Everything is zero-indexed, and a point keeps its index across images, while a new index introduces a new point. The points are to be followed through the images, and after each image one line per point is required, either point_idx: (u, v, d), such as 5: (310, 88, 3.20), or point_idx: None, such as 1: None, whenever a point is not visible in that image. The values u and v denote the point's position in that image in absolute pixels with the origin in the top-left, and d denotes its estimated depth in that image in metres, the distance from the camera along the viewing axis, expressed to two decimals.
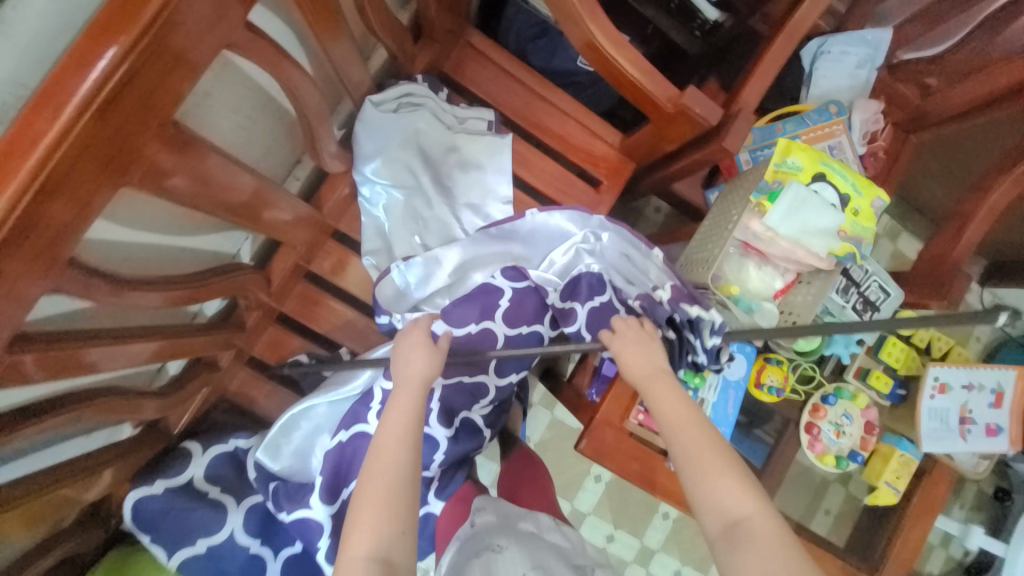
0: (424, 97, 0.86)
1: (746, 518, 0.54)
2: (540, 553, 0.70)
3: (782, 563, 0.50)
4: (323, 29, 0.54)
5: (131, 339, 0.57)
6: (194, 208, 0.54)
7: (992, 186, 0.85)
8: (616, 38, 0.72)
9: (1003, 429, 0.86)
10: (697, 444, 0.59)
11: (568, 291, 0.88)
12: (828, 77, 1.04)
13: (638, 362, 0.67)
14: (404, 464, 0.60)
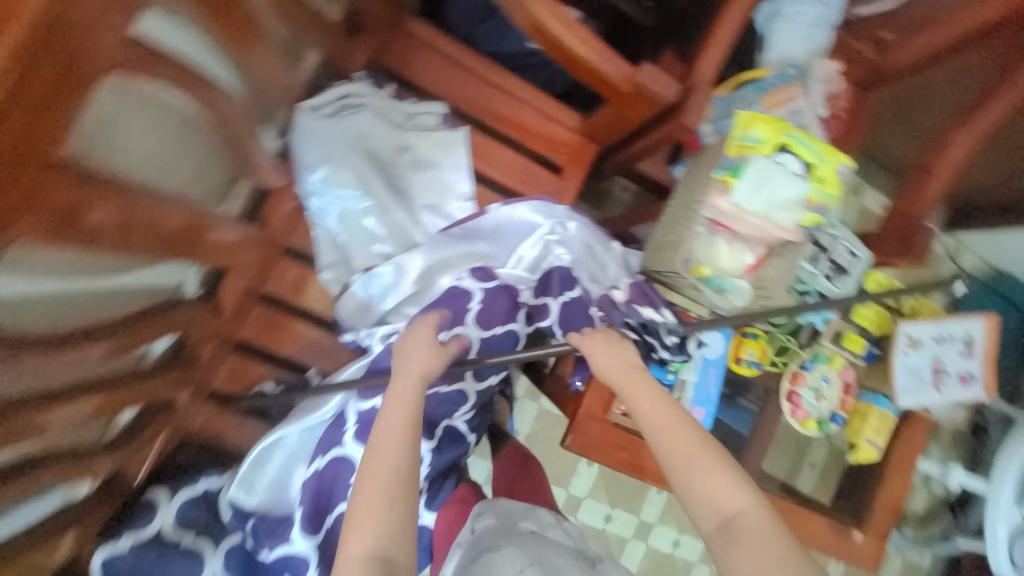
0: (366, 96, 0.82)
1: (737, 514, 0.55)
2: (542, 548, 0.67)
3: (779, 553, 0.51)
4: (236, 34, 0.49)
5: (73, 395, 0.55)
6: (125, 240, 0.49)
7: (953, 137, 0.90)
8: (563, 17, 0.68)
9: (976, 376, 0.89)
10: (679, 441, 0.59)
11: (537, 287, 0.86)
12: (783, 39, 1.01)
13: (608, 361, 0.68)
14: (404, 472, 0.57)
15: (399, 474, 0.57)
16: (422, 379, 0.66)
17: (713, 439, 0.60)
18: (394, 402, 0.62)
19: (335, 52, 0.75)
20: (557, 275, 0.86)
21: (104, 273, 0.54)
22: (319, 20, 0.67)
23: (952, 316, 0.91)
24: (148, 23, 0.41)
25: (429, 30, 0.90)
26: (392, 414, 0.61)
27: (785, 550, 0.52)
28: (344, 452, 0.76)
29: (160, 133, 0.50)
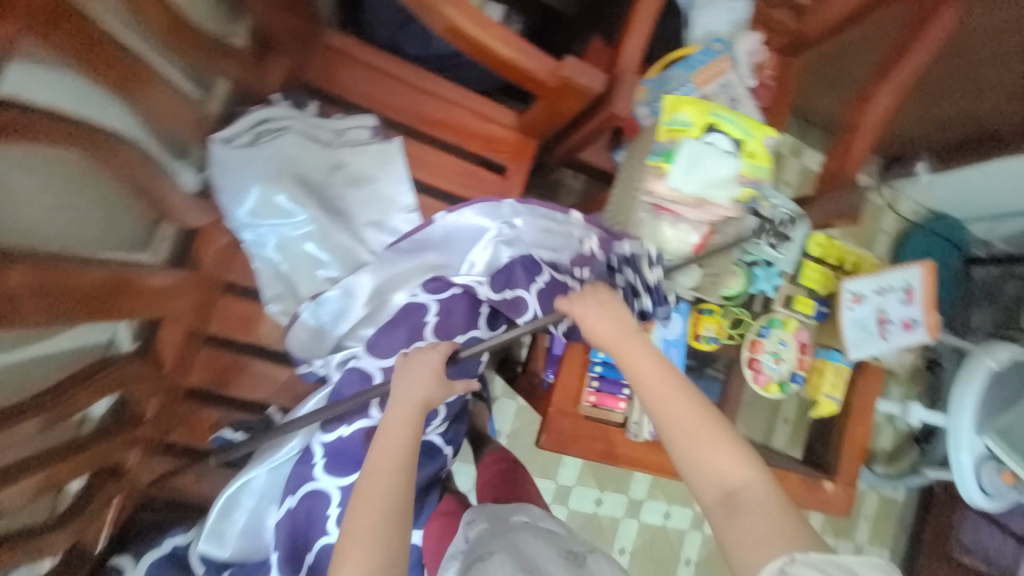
0: (286, 117, 0.78)
1: (739, 488, 0.56)
2: (529, 549, 0.64)
3: (780, 525, 0.53)
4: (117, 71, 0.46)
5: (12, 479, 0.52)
6: (42, 303, 0.47)
7: (873, 95, 0.91)
8: (479, 18, 0.66)
9: (918, 321, 0.92)
10: (682, 417, 0.60)
11: (500, 281, 0.79)
12: (705, 16, 1.03)
13: (607, 331, 0.66)
14: (400, 501, 0.57)
15: (392, 493, 0.57)
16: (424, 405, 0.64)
17: (717, 414, 0.60)
18: (393, 426, 0.61)
19: (246, 76, 0.71)
20: (522, 261, 0.80)
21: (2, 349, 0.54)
22: (219, 47, 0.63)
23: (890, 268, 0.96)
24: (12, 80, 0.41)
25: (351, 40, 0.86)
26: (390, 434, 0.61)
27: (787, 523, 0.53)
28: (317, 485, 0.74)
29: (57, 186, 0.52)
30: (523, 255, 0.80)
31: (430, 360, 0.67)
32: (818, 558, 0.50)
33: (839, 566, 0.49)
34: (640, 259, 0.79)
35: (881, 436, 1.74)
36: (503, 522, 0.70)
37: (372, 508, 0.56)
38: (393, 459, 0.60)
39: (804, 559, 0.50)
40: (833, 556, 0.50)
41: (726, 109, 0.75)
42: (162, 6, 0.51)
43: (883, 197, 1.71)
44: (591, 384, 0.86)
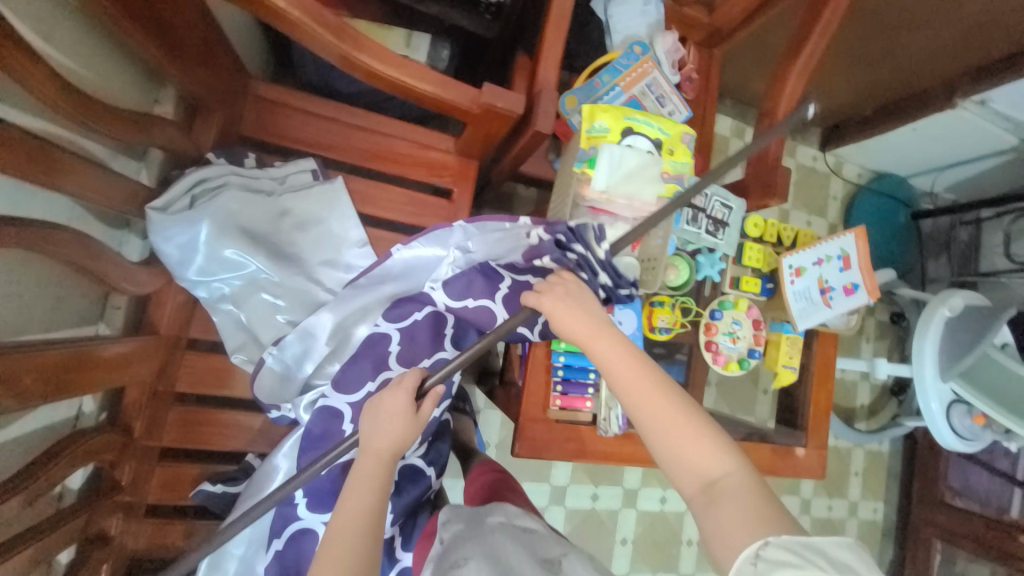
0: (221, 174, 0.80)
1: (719, 478, 0.57)
2: (505, 554, 0.67)
3: (759, 509, 0.54)
4: (36, 168, 0.50)
5: (16, 551, 0.55)
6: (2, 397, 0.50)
7: (786, 77, 0.98)
8: (393, 58, 0.69)
9: (859, 286, 0.96)
10: (659, 409, 0.61)
11: (457, 290, 0.85)
12: (622, 21, 1.06)
13: (579, 326, 0.67)
14: (362, 553, 0.59)
15: (359, 548, 0.59)
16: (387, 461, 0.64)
17: (693, 406, 0.62)
18: (356, 485, 0.63)
19: (176, 142, 0.73)
20: (479, 271, 0.85)
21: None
22: (142, 121, 0.66)
23: (825, 239, 1.01)
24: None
25: (280, 88, 0.90)
26: (361, 485, 0.63)
27: (764, 509, 0.54)
28: (303, 524, 0.76)
29: (1, 279, 0.55)
30: (477, 268, 0.85)
31: (393, 407, 0.67)
32: (788, 540, 0.51)
33: (810, 547, 0.50)
34: (586, 232, 0.79)
35: (859, 397, 1.79)
36: (479, 524, 0.73)
37: (339, 556, 0.58)
38: (357, 512, 0.61)
39: (777, 542, 0.51)
40: (802, 539, 0.51)
41: (640, 112, 0.83)
42: (79, 101, 0.54)
43: (827, 164, 1.77)
44: (557, 389, 0.89)
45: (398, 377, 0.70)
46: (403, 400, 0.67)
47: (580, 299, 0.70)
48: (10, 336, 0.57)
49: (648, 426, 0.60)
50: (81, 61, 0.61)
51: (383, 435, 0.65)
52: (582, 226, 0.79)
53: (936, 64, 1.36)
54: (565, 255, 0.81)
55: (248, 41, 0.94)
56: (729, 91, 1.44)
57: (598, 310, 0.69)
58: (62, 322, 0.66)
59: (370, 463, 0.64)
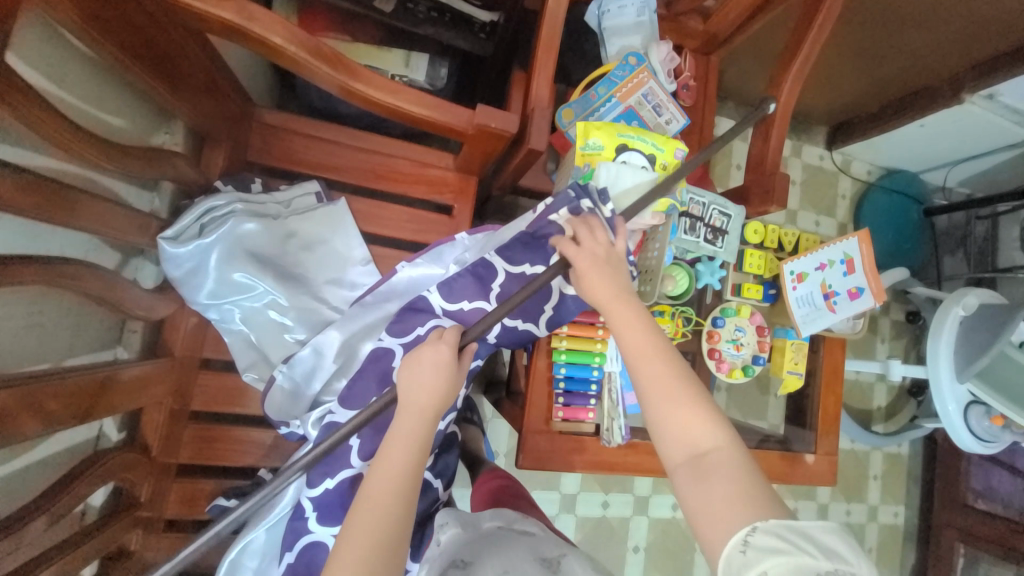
0: (228, 202, 0.82)
1: (708, 452, 0.57)
2: (504, 553, 0.68)
3: (751, 489, 0.54)
4: (53, 211, 0.53)
5: (43, 567, 0.58)
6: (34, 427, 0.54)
7: (782, 82, 0.96)
8: (388, 85, 0.71)
9: (864, 289, 0.95)
10: (659, 377, 0.62)
11: (452, 290, 0.83)
12: (616, 33, 1.07)
13: (604, 293, 0.68)
14: (394, 518, 0.60)
15: (395, 514, 0.60)
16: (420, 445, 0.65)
17: (695, 383, 0.62)
18: (389, 456, 0.63)
19: (185, 173, 0.77)
20: (472, 268, 0.83)
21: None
22: (151, 153, 0.69)
23: (829, 243, 1.00)
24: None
25: (284, 114, 0.93)
26: (387, 462, 0.63)
27: (759, 495, 0.54)
28: (314, 537, 0.77)
29: (21, 312, 0.58)
30: (467, 268, 0.83)
31: (435, 360, 0.69)
32: (776, 525, 0.50)
33: (796, 531, 0.49)
34: (594, 190, 0.82)
35: (876, 398, 1.76)
36: (475, 529, 0.76)
37: (370, 522, 0.59)
38: (388, 480, 0.62)
39: (765, 527, 0.50)
40: (791, 522, 0.50)
41: (634, 128, 0.86)
42: (92, 142, 0.58)
43: (835, 163, 1.75)
44: (559, 400, 0.91)
45: (438, 331, 0.73)
46: (446, 354, 0.70)
47: (612, 270, 0.70)
48: (32, 364, 0.60)
49: (648, 389, 0.61)
50: (91, 102, 0.64)
51: (414, 409, 0.66)
52: (592, 184, 0.82)
53: (941, 59, 1.34)
54: (576, 207, 0.81)
55: (251, 69, 0.97)
56: (730, 93, 1.44)
57: (622, 280, 0.70)
58: (81, 348, 0.70)
59: (397, 451, 0.63)
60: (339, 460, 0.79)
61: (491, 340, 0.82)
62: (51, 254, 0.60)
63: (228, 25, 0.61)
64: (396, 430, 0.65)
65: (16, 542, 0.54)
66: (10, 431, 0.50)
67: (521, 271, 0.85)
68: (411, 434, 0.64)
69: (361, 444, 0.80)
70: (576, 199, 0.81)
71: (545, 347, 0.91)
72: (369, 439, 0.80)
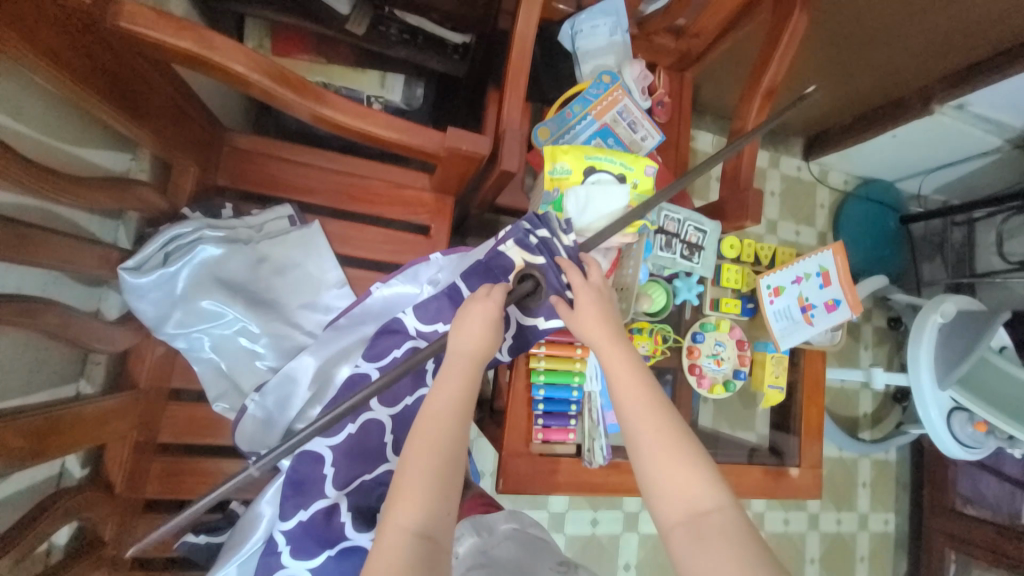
0: (195, 229, 0.80)
1: (709, 511, 0.57)
2: (525, 564, 0.69)
3: (749, 549, 0.54)
4: (13, 249, 0.53)
5: None
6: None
7: (754, 97, 0.98)
8: (358, 110, 0.71)
9: (841, 300, 0.95)
10: (656, 429, 0.61)
11: (429, 313, 0.82)
12: (590, 53, 1.07)
13: (597, 329, 0.68)
14: (444, 475, 0.58)
15: (446, 470, 0.58)
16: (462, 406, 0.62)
17: (687, 437, 0.61)
18: (429, 421, 0.61)
19: (151, 202, 0.76)
20: (446, 291, 0.81)
21: None
22: (113, 183, 0.68)
23: (804, 256, 1.00)
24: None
25: (257, 138, 0.93)
26: (432, 428, 0.60)
27: (751, 556, 0.53)
28: (288, 573, 0.73)
29: None
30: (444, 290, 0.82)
31: (485, 313, 0.66)
32: None
33: None
34: (553, 220, 0.78)
35: (861, 406, 1.76)
36: (492, 534, 0.74)
37: (416, 482, 0.57)
38: (432, 446, 0.59)
39: None
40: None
41: (602, 150, 0.87)
42: (48, 177, 0.57)
43: (812, 173, 1.78)
44: (539, 422, 0.90)
45: (488, 287, 0.70)
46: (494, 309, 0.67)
47: (609, 312, 0.69)
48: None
49: (644, 440, 0.61)
50: (48, 134, 0.64)
51: (464, 352, 0.64)
52: (548, 213, 0.78)
53: (908, 72, 1.37)
54: (525, 239, 0.78)
55: (219, 93, 0.96)
56: (707, 106, 1.47)
57: (620, 322, 0.69)
58: (41, 384, 0.67)
59: (445, 399, 0.62)
60: (313, 489, 0.77)
61: None
62: (8, 292, 0.59)
63: (190, 56, 0.61)
64: (440, 392, 0.62)
65: None
66: None
67: None
68: (462, 384, 0.63)
69: (335, 472, 0.79)
70: (531, 231, 0.77)
71: (523, 368, 0.90)
72: (344, 467, 0.79)
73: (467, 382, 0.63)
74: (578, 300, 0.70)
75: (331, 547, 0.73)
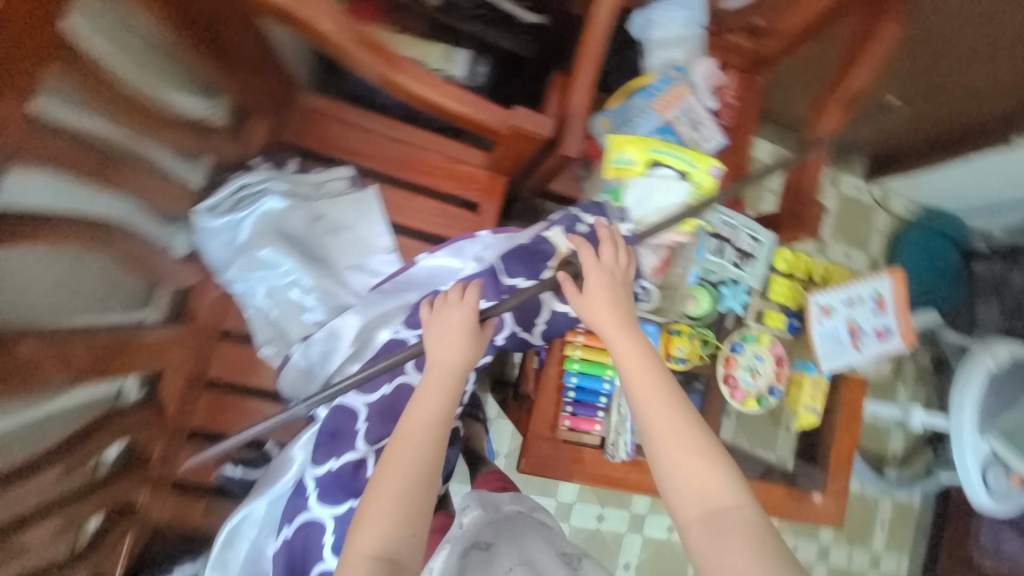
0: (263, 179, 0.87)
1: (728, 508, 0.57)
2: (526, 545, 0.71)
3: (768, 549, 0.54)
4: (101, 171, 0.56)
5: (39, 520, 0.59)
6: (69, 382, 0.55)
7: (824, 109, 0.94)
8: (432, 80, 0.71)
9: (893, 330, 0.94)
10: (672, 428, 0.61)
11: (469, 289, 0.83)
12: (660, 45, 1.05)
13: (610, 320, 0.67)
14: (412, 497, 0.61)
15: (414, 490, 0.62)
16: (434, 429, 0.65)
17: (706, 434, 0.61)
18: (402, 441, 0.64)
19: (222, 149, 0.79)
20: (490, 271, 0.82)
21: (36, 402, 0.61)
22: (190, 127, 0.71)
23: (859, 279, 0.98)
24: (6, 189, 0.48)
25: (326, 99, 0.95)
26: (403, 452, 0.63)
27: (771, 559, 0.54)
28: (312, 515, 0.77)
29: (62, 269, 0.60)
30: (488, 268, 0.84)
31: (463, 323, 0.69)
32: None
33: None
34: (610, 209, 0.83)
35: (890, 442, 1.71)
36: (497, 512, 0.77)
37: (387, 499, 0.61)
38: (402, 469, 0.62)
39: None
40: None
41: (667, 144, 0.86)
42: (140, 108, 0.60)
43: (873, 196, 1.71)
44: (567, 409, 0.91)
45: (460, 289, 0.72)
46: (470, 315, 0.70)
47: (619, 296, 0.69)
48: (68, 317, 0.63)
49: (658, 441, 0.61)
50: (150, 75, 0.66)
51: (438, 377, 0.67)
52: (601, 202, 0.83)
53: (994, 100, 1.30)
54: (573, 227, 0.81)
55: (299, 52, 0.99)
56: (771, 115, 1.42)
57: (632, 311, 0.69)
58: (114, 308, 0.72)
59: (417, 425, 0.65)
60: (344, 442, 0.80)
61: (499, 342, 0.84)
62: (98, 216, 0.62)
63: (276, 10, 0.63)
64: (416, 411, 0.66)
65: (19, 496, 0.56)
66: (32, 381, 0.51)
67: (514, 284, 0.82)
68: (435, 408, 0.66)
69: (367, 428, 0.81)
70: (579, 219, 0.81)
71: (558, 355, 0.91)
72: (376, 425, 0.82)
73: (442, 405, 0.67)
74: (586, 283, 0.69)
75: (354, 498, 0.78)
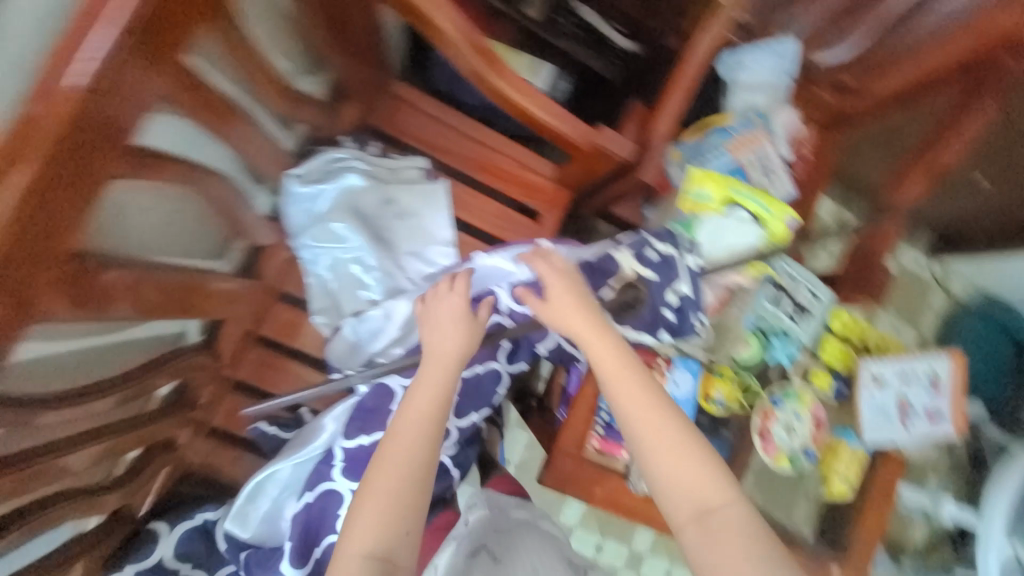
0: (349, 157, 0.92)
1: (717, 507, 0.59)
2: (534, 549, 0.73)
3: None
4: (219, 120, 0.60)
5: (84, 442, 0.62)
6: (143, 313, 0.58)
7: (903, 182, 0.98)
8: (524, 87, 0.73)
9: (945, 414, 0.92)
10: (658, 431, 0.62)
11: None
12: (745, 87, 1.06)
13: (580, 327, 0.68)
14: (403, 490, 0.60)
15: (409, 482, 0.60)
16: (429, 423, 0.63)
17: (695, 435, 0.62)
18: (399, 433, 0.62)
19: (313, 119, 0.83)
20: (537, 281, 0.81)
21: (115, 328, 0.64)
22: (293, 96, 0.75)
23: (916, 355, 0.96)
24: (146, 130, 0.53)
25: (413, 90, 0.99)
26: (401, 447, 0.61)
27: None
28: (333, 485, 0.79)
29: (164, 210, 0.64)
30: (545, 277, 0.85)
31: (452, 314, 0.71)
32: None
33: None
34: (682, 239, 0.87)
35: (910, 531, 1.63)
36: (504, 516, 0.77)
37: (382, 489, 0.59)
38: (397, 460, 0.61)
39: None
40: None
41: (746, 187, 0.89)
42: (263, 69, 0.63)
43: (933, 273, 1.67)
44: (598, 430, 0.92)
45: (448, 282, 0.74)
46: (461, 304, 0.72)
47: (579, 296, 0.71)
48: (160, 252, 0.67)
49: (650, 447, 0.61)
50: (266, 41, 0.69)
51: (433, 369, 0.66)
52: (673, 232, 0.87)
53: None
54: (642, 252, 0.84)
55: (401, 43, 1.04)
56: (842, 175, 1.40)
57: (596, 313, 0.70)
58: (195, 253, 0.75)
59: (412, 419, 0.63)
60: (378, 419, 0.82)
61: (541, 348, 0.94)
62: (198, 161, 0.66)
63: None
64: (412, 403, 0.64)
65: (74, 414, 0.58)
66: (106, 305, 0.52)
67: None
68: (428, 402, 0.64)
69: None
70: (648, 246, 0.85)
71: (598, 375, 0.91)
72: None
73: (431, 400, 0.65)
74: (548, 293, 0.71)
75: None
